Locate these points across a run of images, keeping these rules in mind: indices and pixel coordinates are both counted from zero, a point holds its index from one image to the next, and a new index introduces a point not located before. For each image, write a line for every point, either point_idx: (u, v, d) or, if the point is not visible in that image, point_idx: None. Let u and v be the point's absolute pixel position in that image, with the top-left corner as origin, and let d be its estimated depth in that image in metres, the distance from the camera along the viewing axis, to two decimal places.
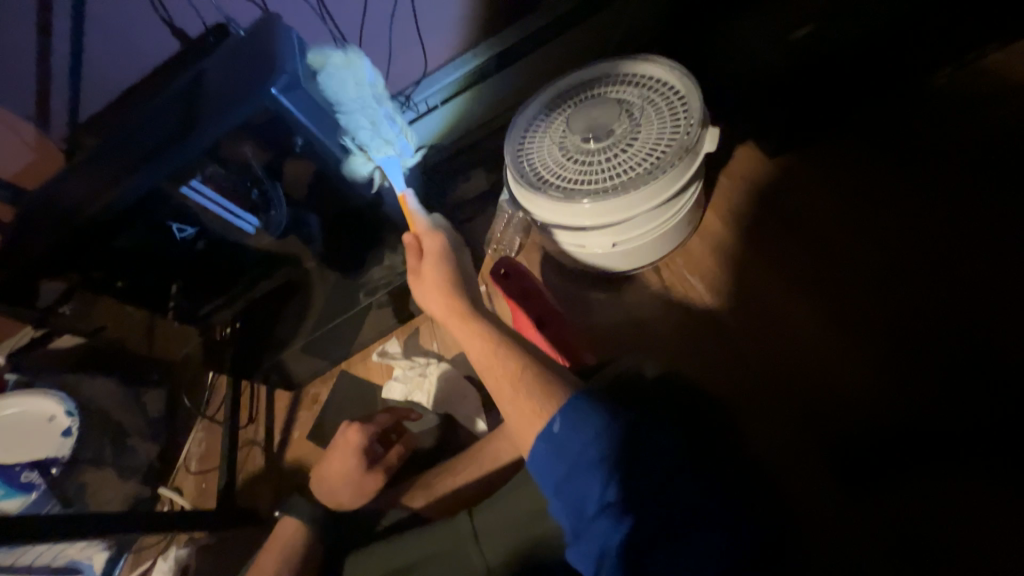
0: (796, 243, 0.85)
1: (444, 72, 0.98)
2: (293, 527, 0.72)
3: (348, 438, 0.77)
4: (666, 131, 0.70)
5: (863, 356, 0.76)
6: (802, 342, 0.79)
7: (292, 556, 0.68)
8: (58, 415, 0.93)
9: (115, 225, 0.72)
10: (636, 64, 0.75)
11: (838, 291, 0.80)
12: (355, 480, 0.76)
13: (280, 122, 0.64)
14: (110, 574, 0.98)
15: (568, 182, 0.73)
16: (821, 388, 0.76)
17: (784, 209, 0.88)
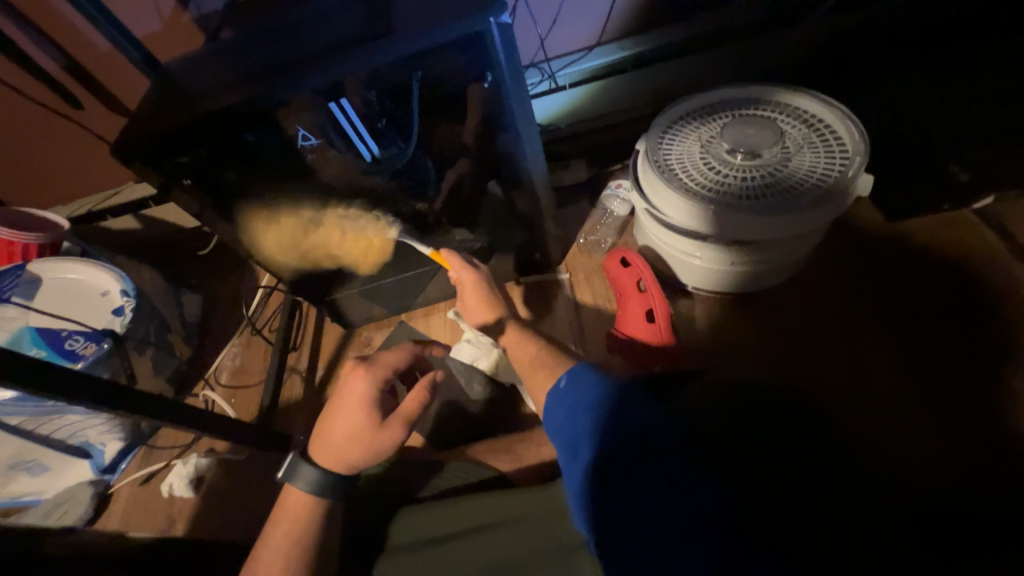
0: (902, 303, 0.82)
1: (590, 56, 0.97)
2: (298, 495, 0.56)
3: (349, 388, 0.57)
4: (820, 165, 0.70)
5: (954, 433, 0.73)
6: (897, 408, 0.76)
7: (310, 519, 0.55)
8: (111, 292, 0.90)
9: (233, 123, 0.63)
10: (796, 95, 0.76)
11: (946, 367, 0.77)
12: (368, 441, 0.56)
13: (477, 54, 0.59)
14: (116, 467, 0.94)
15: (704, 187, 0.72)
16: (902, 455, 0.73)
17: (892, 267, 0.85)
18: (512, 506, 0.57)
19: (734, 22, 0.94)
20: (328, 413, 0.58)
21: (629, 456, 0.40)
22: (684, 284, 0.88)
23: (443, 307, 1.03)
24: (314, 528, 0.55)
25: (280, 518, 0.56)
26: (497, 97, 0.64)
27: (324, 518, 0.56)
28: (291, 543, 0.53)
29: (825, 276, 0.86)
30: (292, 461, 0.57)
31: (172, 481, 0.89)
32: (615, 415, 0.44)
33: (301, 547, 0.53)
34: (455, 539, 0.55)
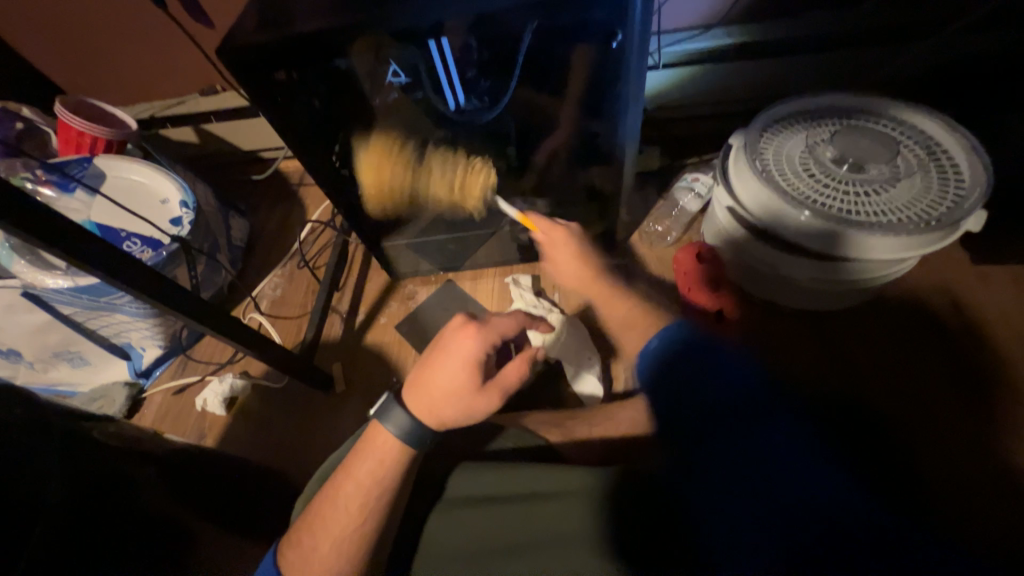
0: (973, 351, 0.79)
1: (697, 38, 0.91)
2: (386, 438, 0.52)
3: (458, 345, 0.51)
4: (931, 192, 0.66)
5: (1008, 491, 0.70)
6: (957, 456, 0.72)
7: (396, 464, 0.52)
8: (171, 201, 0.89)
9: (333, 45, 0.61)
10: (916, 114, 0.71)
11: (1017, 425, 0.73)
12: (465, 402, 0.52)
13: (612, 11, 0.55)
14: (150, 373, 0.96)
15: (803, 193, 0.69)
16: (951, 504, 0.70)
17: (969, 312, 0.81)
18: (553, 482, 0.56)
19: (853, 25, 0.88)
20: (428, 360, 0.53)
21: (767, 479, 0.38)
22: (749, 291, 0.85)
23: (492, 272, 1.02)
24: (398, 471, 0.52)
25: (364, 451, 0.53)
26: (618, 60, 0.62)
27: (404, 471, 0.53)
28: (376, 482, 0.52)
29: (895, 309, 0.83)
30: (384, 402, 0.54)
31: (206, 396, 0.90)
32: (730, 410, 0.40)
33: (382, 489, 0.52)
34: (486, 504, 0.56)
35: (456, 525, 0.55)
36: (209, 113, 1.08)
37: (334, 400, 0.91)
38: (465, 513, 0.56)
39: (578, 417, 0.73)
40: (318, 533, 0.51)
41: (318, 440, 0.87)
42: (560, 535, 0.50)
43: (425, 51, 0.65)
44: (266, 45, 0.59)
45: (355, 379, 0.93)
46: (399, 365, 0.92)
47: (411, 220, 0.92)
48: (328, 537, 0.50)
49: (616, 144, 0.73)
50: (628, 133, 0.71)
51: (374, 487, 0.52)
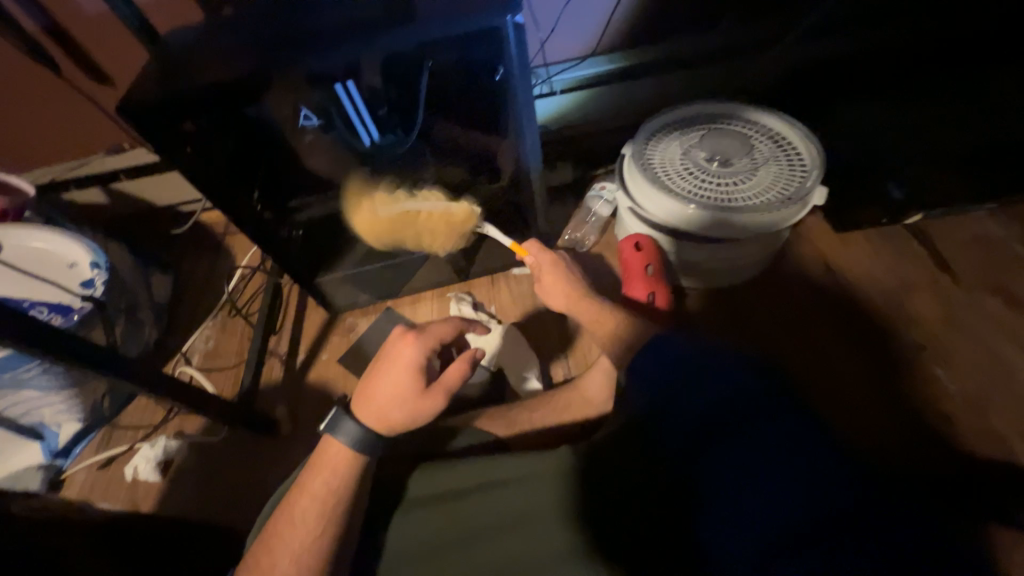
0: (847, 305, 0.92)
1: (582, 66, 1.05)
2: (339, 449, 0.55)
3: (396, 353, 0.56)
4: (784, 176, 0.79)
5: (889, 417, 0.82)
6: (849, 394, 0.84)
7: (349, 473, 0.55)
8: (81, 263, 0.86)
9: (241, 95, 0.64)
10: (765, 114, 0.85)
11: (891, 360, 0.86)
12: (410, 405, 0.55)
13: (495, 46, 0.64)
14: (70, 451, 0.88)
15: (685, 188, 0.80)
16: (848, 436, 0.81)
17: (838, 273, 0.95)
18: (499, 472, 0.59)
19: (708, 47, 1.04)
20: (371, 372, 0.57)
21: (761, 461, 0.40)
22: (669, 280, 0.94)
23: (431, 294, 1.05)
24: (351, 479, 0.54)
25: (318, 466, 0.55)
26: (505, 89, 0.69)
27: (359, 480, 0.55)
28: (330, 492, 0.53)
29: (783, 277, 0.96)
30: (332, 416, 0.56)
31: (137, 464, 0.84)
32: (714, 403, 0.45)
33: (337, 500, 0.53)
34: (458, 498, 0.58)
35: (409, 530, 0.57)
36: (118, 171, 1.06)
37: (283, 445, 0.88)
38: (417, 517, 0.57)
39: (522, 407, 0.74)
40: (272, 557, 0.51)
41: (267, 487, 0.84)
42: (536, 513, 0.55)
43: (330, 93, 0.70)
44: (172, 100, 0.62)
45: (302, 418, 0.91)
46: (346, 397, 0.92)
47: (346, 252, 0.95)
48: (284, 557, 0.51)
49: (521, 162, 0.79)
50: (529, 153, 0.77)
51: (328, 499, 0.53)
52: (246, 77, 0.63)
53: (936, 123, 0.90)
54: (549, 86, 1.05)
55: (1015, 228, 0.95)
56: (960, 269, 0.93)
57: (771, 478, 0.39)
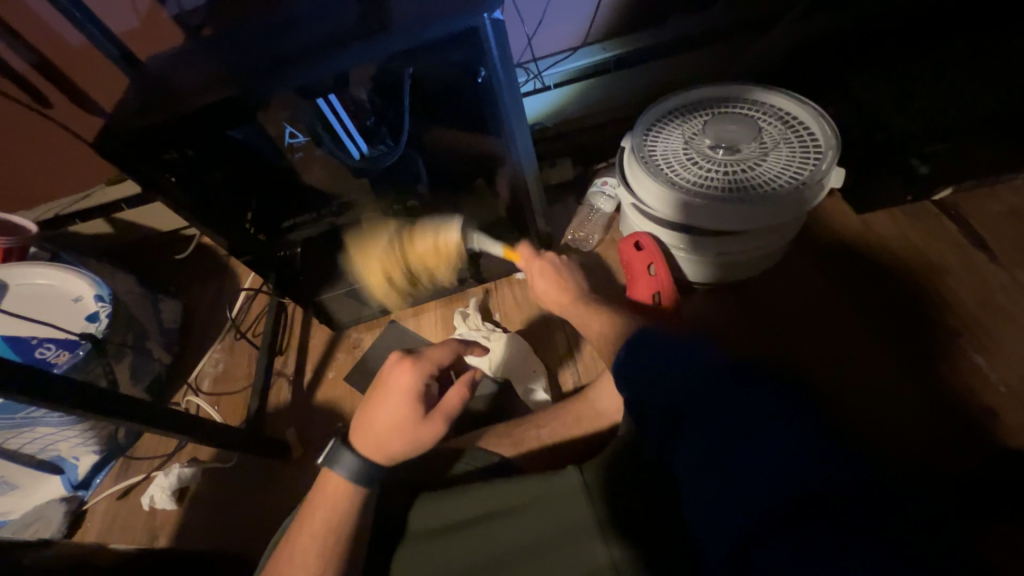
0: (876, 291, 0.86)
1: (573, 57, 1.00)
2: (336, 484, 0.54)
3: (394, 381, 0.54)
4: (795, 159, 0.74)
5: (928, 410, 0.76)
6: (879, 387, 0.79)
7: (348, 506, 0.54)
8: (85, 297, 0.86)
9: (223, 118, 0.63)
10: (773, 94, 0.79)
11: (925, 349, 0.81)
12: (411, 434, 0.54)
13: (474, 48, 0.60)
14: (90, 482, 0.90)
15: (689, 182, 0.75)
16: (880, 432, 0.76)
17: (863, 256, 0.89)
18: (509, 496, 0.57)
19: (709, 26, 0.99)
20: (371, 399, 0.55)
21: (723, 450, 0.37)
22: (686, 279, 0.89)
23: (434, 305, 1.02)
24: (350, 511, 0.54)
25: (315, 504, 0.55)
26: (488, 92, 0.66)
27: (360, 509, 0.54)
28: (330, 527, 0.53)
29: (803, 265, 0.91)
30: (331, 449, 0.55)
31: (153, 493, 0.85)
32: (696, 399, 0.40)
33: (339, 530, 0.53)
34: (468, 527, 0.56)
35: (418, 561, 0.55)
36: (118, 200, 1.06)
37: (293, 468, 0.88)
38: (424, 547, 0.55)
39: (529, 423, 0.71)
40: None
41: (282, 511, 0.84)
42: (549, 542, 0.53)
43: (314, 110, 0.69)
44: (153, 130, 0.60)
45: (311, 440, 0.90)
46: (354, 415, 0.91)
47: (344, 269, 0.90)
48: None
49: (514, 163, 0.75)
50: (521, 155, 0.74)
51: (327, 534, 0.53)
52: (223, 100, 0.61)
53: (963, 88, 0.84)
54: (541, 82, 1.01)
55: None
56: (999, 245, 0.86)
57: (736, 477, 0.35)
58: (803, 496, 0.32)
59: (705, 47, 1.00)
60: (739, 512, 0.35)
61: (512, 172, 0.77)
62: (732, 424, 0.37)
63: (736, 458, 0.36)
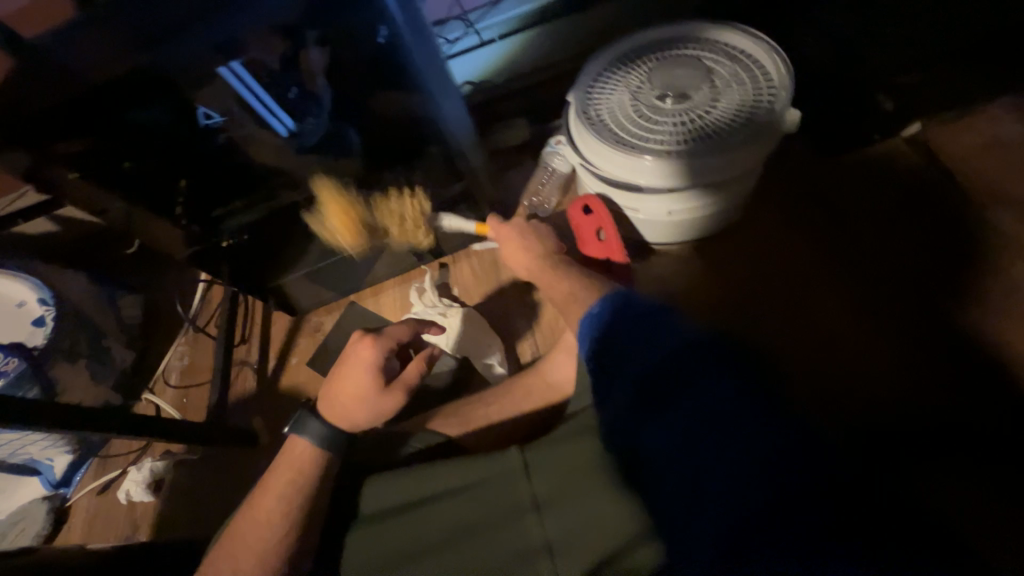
0: (841, 237, 0.83)
1: (511, 4, 0.94)
2: (303, 447, 0.61)
3: (356, 356, 0.61)
4: (747, 102, 0.69)
5: (894, 354, 0.75)
6: (841, 332, 0.78)
7: (311, 472, 0.59)
8: (29, 302, 0.84)
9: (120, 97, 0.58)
10: (724, 29, 0.73)
11: (887, 288, 0.79)
12: (372, 402, 0.61)
13: (367, 4, 0.56)
14: (70, 480, 0.92)
15: (637, 138, 0.70)
16: (846, 380, 0.75)
17: (828, 199, 0.86)
18: (452, 479, 0.59)
19: None
20: (336, 372, 0.63)
21: (701, 429, 0.40)
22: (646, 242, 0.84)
23: (392, 285, 1.00)
24: (313, 475, 0.59)
25: (280, 467, 0.60)
26: (396, 50, 0.61)
27: (317, 476, 0.59)
28: (290, 489, 0.58)
29: (767, 213, 0.87)
30: (300, 416, 0.62)
31: (128, 488, 0.86)
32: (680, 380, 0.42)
33: (298, 494, 0.57)
34: (412, 508, 0.58)
35: (366, 543, 0.57)
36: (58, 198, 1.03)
37: (262, 454, 0.89)
38: (371, 532, 0.58)
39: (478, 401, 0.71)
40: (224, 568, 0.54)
41: None
42: (485, 518, 0.55)
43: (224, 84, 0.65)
44: None
45: (279, 426, 0.90)
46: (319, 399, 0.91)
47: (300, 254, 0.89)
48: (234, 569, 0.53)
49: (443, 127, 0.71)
50: (447, 121, 0.70)
51: (280, 500, 0.57)
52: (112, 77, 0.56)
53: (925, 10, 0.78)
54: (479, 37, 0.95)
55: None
56: (971, 176, 0.82)
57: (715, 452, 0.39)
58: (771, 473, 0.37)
59: None
60: (718, 483, 0.38)
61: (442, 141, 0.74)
62: (706, 412, 0.40)
63: (712, 441, 0.39)
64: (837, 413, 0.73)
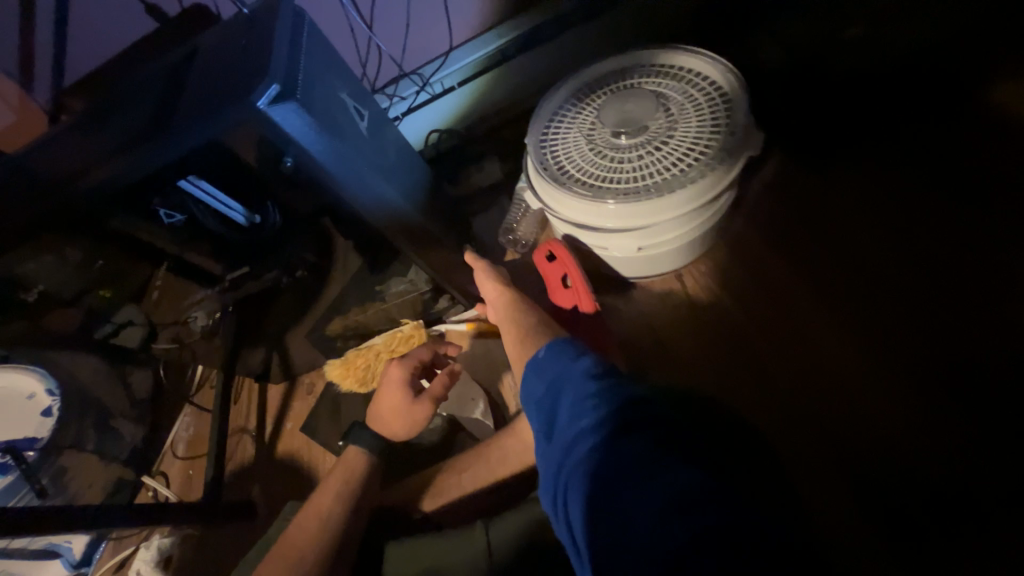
0: (815, 253, 0.85)
1: (465, 51, 0.98)
2: (354, 453, 0.74)
3: (389, 375, 0.76)
4: (705, 127, 0.66)
5: (874, 368, 0.76)
6: (821, 345, 0.79)
7: (360, 473, 0.72)
8: (38, 394, 0.87)
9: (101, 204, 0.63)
10: (673, 54, 0.72)
11: (857, 296, 0.81)
12: (407, 414, 0.74)
13: (263, 138, 0.54)
14: (90, 558, 0.94)
15: (596, 178, 0.67)
16: (832, 401, 0.76)
17: (795, 215, 0.88)
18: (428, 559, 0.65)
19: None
20: (377, 394, 0.77)
21: (602, 482, 0.45)
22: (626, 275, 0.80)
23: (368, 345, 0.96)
24: (363, 474, 0.72)
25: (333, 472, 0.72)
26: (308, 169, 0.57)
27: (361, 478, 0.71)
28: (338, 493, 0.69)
29: (739, 234, 0.89)
30: (353, 430, 0.76)
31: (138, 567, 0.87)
32: (578, 433, 0.49)
33: (346, 497, 0.69)
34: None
35: None
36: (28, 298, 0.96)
37: (263, 525, 0.90)
38: None
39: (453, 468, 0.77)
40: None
41: None
42: None
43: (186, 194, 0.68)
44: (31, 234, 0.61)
45: (280, 494, 0.92)
46: (315, 465, 0.92)
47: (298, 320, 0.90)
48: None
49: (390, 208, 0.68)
50: (393, 200, 0.68)
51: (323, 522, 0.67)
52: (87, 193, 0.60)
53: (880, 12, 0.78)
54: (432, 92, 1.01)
55: (980, 109, 0.85)
56: (934, 181, 0.84)
57: (609, 503, 0.43)
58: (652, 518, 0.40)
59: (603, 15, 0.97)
60: (612, 532, 0.42)
61: (393, 223, 0.70)
62: (631, 461, 0.43)
63: (608, 489, 0.44)
64: (823, 434, 0.75)
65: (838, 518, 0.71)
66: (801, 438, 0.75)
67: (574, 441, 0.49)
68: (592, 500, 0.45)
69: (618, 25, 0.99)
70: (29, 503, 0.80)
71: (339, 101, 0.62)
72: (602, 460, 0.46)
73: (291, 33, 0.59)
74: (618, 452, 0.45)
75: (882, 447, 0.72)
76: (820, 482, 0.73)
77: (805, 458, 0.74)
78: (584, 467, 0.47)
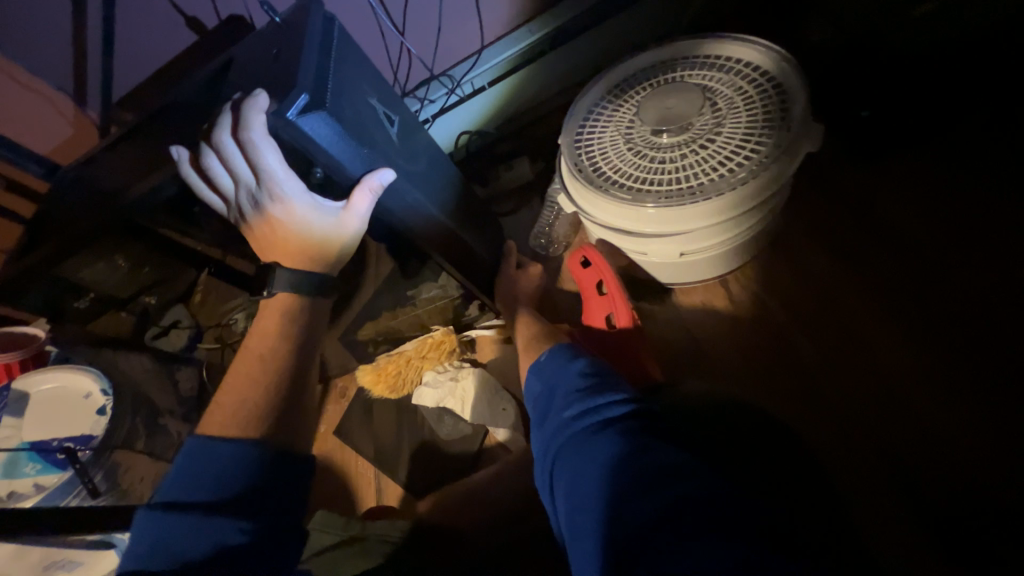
0: (880, 256, 0.77)
1: (495, 50, 0.95)
2: (276, 299, 0.63)
3: (272, 299, 0.63)
4: (756, 123, 0.61)
5: (953, 384, 0.68)
6: (887, 360, 0.71)
7: (291, 321, 0.64)
8: (93, 393, 0.89)
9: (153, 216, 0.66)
10: (720, 45, 0.67)
11: (931, 305, 0.72)
12: (287, 311, 0.63)
13: (295, 149, 0.53)
14: None
15: (634, 180, 0.63)
16: (902, 420, 0.68)
17: (855, 214, 0.81)
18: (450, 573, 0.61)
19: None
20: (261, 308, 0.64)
21: (588, 468, 0.46)
22: (665, 281, 0.76)
23: (398, 354, 0.91)
24: (296, 319, 0.64)
25: (262, 331, 0.63)
26: (335, 179, 0.57)
27: (302, 314, 0.64)
28: (270, 346, 0.62)
29: (792, 235, 0.82)
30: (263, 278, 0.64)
31: None
32: (568, 424, 0.52)
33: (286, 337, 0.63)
34: None
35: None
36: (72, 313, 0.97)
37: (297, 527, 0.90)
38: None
39: (487, 479, 0.77)
40: (198, 463, 0.53)
41: None
42: None
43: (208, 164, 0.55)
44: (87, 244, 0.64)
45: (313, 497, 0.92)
46: (346, 469, 0.90)
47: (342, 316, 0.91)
48: (196, 485, 0.52)
49: (422, 214, 0.66)
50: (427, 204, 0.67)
51: (266, 366, 0.61)
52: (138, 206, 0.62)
53: None
54: (461, 94, 0.99)
55: None
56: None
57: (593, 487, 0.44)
58: (634, 506, 0.40)
59: (639, 7, 0.93)
60: (592, 515, 0.42)
61: (426, 227, 0.68)
62: (619, 452, 0.45)
63: (592, 475, 0.45)
64: (894, 457, 0.67)
65: (914, 553, 0.63)
66: (866, 460, 0.68)
67: (563, 429, 0.52)
68: (571, 486, 0.46)
69: (657, 14, 0.94)
70: (83, 502, 0.82)
71: (369, 106, 0.61)
72: (590, 447, 0.47)
73: (323, 39, 0.59)
74: (608, 443, 0.46)
75: (965, 475, 0.64)
76: (890, 509, 0.65)
77: (870, 482, 0.67)
78: (572, 453, 0.49)
